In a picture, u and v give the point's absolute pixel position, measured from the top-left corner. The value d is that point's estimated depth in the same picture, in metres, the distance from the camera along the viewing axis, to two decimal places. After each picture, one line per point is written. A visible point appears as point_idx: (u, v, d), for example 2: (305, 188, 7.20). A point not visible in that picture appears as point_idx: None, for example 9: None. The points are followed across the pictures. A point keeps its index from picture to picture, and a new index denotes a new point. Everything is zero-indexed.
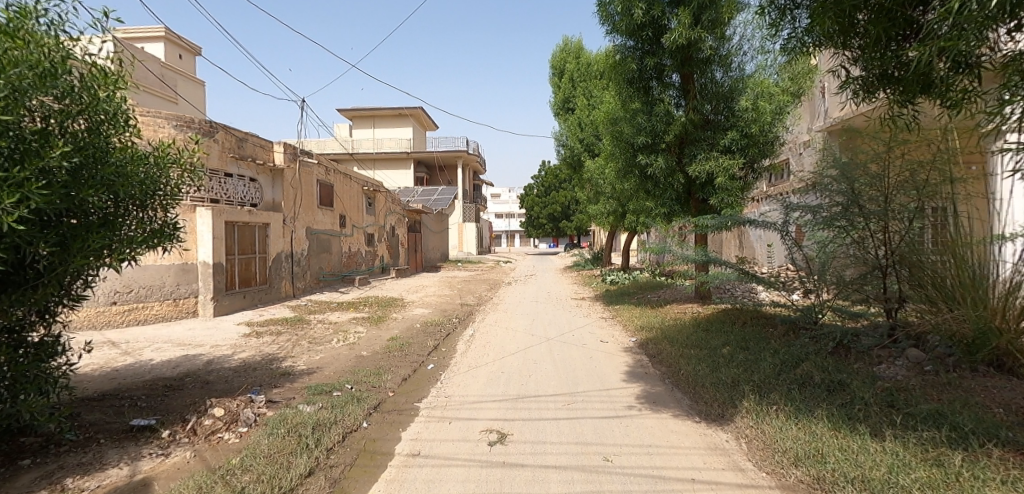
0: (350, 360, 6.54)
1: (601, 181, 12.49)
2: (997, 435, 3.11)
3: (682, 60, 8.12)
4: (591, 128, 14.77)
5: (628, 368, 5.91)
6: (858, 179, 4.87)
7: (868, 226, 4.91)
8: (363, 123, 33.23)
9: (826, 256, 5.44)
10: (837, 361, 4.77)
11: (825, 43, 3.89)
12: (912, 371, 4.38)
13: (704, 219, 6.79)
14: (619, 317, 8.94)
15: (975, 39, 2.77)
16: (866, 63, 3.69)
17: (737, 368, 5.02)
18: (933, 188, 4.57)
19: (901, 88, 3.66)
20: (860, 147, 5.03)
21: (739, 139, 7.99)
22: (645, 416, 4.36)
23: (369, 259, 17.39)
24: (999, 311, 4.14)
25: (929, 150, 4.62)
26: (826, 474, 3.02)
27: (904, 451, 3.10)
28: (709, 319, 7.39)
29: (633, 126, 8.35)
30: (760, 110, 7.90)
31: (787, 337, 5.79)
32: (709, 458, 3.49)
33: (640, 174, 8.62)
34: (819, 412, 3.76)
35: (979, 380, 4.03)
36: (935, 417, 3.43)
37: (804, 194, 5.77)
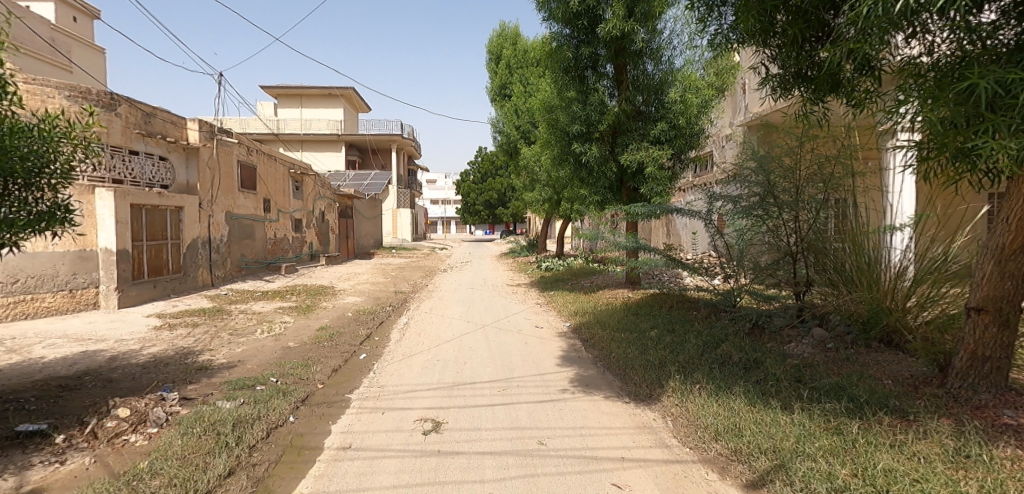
0: (275, 352, 6.20)
1: (537, 169, 12.56)
2: (886, 404, 3.46)
3: (616, 51, 8.27)
4: (527, 115, 14.76)
5: (562, 352, 6.03)
6: (773, 172, 5.19)
7: (781, 216, 5.24)
8: (290, 102, 31.42)
9: (743, 243, 5.71)
10: (753, 341, 5.15)
11: (747, 41, 4.08)
12: (816, 348, 4.78)
13: (633, 207, 6.99)
14: (554, 303, 9.10)
15: (879, 43, 2.97)
16: (784, 62, 3.93)
17: (664, 350, 5.25)
18: (837, 182, 5.00)
19: (813, 87, 3.92)
20: (777, 142, 5.37)
21: (668, 130, 8.25)
22: (578, 399, 4.47)
23: (296, 246, 16.52)
24: (890, 292, 4.59)
25: (835, 146, 5.00)
26: (742, 446, 3.24)
27: (809, 421, 3.38)
28: (638, 304, 7.69)
29: (568, 114, 8.48)
30: (687, 103, 8.16)
31: (708, 319, 6.17)
32: (638, 436, 3.64)
33: (575, 162, 8.77)
34: (736, 389, 4.02)
35: (872, 356, 4.46)
36: (836, 390, 3.77)
37: (726, 184, 6.04)
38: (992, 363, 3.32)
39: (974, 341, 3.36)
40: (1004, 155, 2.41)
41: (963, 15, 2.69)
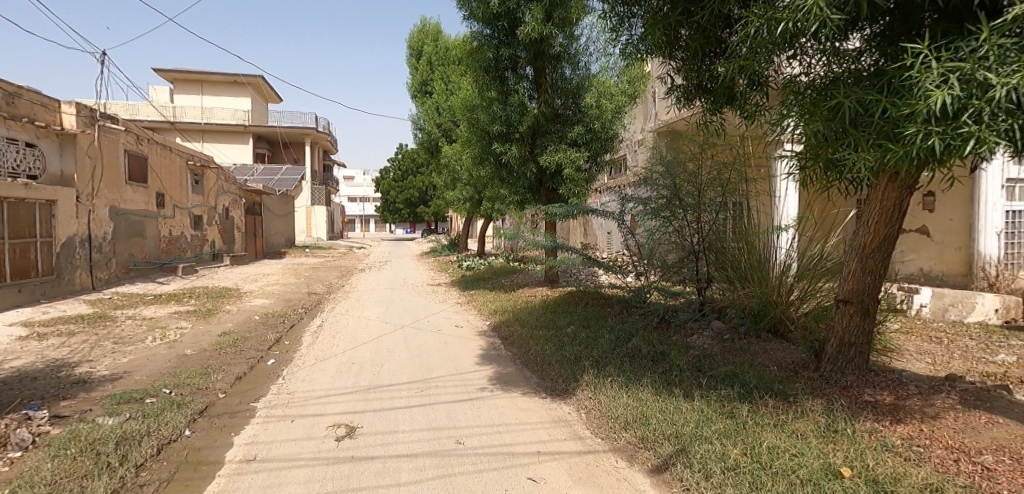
0: (169, 360, 5.66)
1: (459, 168, 12.51)
2: (771, 388, 3.83)
3: (535, 54, 8.43)
4: (448, 114, 14.65)
5: (482, 351, 6.06)
6: (678, 176, 5.57)
7: (686, 217, 5.62)
8: (188, 87, 28.81)
9: (652, 242, 6.04)
10: (660, 335, 5.48)
11: (655, 53, 4.34)
12: (715, 340, 5.19)
13: (552, 207, 7.17)
14: (474, 302, 9.10)
15: (766, 61, 3.27)
16: (687, 74, 4.22)
17: (579, 346, 5.45)
18: (733, 186, 5.47)
19: (712, 99, 4.25)
20: (681, 148, 5.75)
21: (584, 133, 8.55)
22: (496, 397, 4.51)
23: (195, 245, 15.18)
24: (777, 287, 5.08)
25: (731, 153, 5.45)
26: (648, 434, 3.44)
27: (707, 407, 3.66)
28: (556, 302, 7.91)
29: (488, 114, 8.54)
30: (602, 108, 8.50)
31: (620, 315, 6.48)
32: (553, 430, 3.75)
33: (495, 162, 8.85)
34: (644, 380, 4.26)
35: (762, 345, 4.91)
36: (730, 377, 4.12)
37: (637, 186, 6.38)
38: (856, 348, 3.79)
39: (842, 329, 3.81)
40: (864, 166, 2.75)
41: (832, 40, 3.03)
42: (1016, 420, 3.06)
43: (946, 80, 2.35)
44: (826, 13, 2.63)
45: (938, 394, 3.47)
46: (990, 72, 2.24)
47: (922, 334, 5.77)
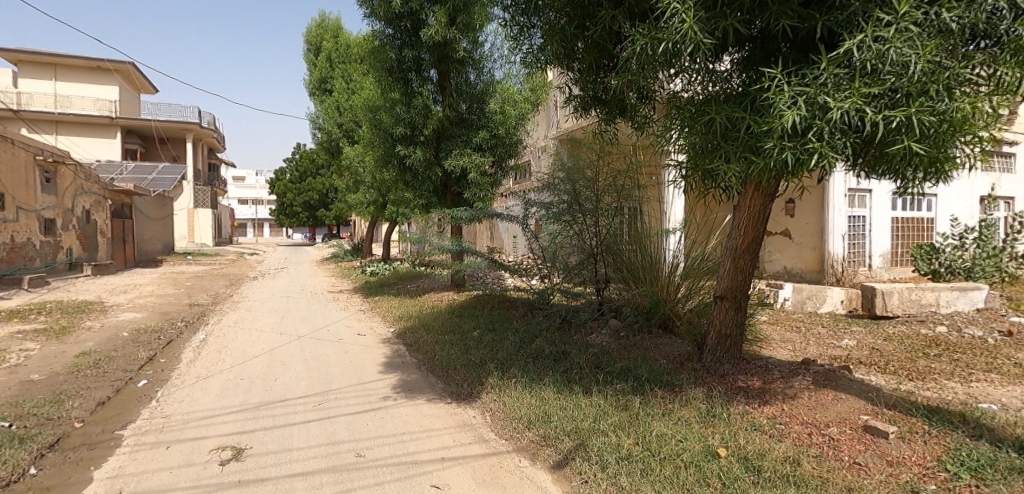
0: (9, 388, 4.84)
1: (361, 170, 12.07)
2: (660, 379, 4.13)
3: (438, 57, 8.40)
4: (349, 113, 14.09)
5: (385, 358, 5.89)
6: (578, 182, 5.84)
7: (585, 221, 5.89)
8: (38, 71, 24.94)
9: (555, 245, 6.23)
10: (562, 335, 5.69)
11: (553, 63, 4.51)
12: (612, 337, 5.50)
13: (457, 211, 7.17)
14: (378, 309, 8.82)
15: (651, 77, 3.53)
16: (583, 85, 4.44)
17: (484, 348, 5.49)
18: (627, 192, 5.83)
19: (606, 109, 4.50)
20: (580, 155, 6.03)
21: (489, 139, 8.65)
22: (399, 405, 4.40)
23: (46, 253, 13.13)
24: (666, 286, 5.48)
25: (625, 161, 5.81)
26: (549, 431, 3.55)
27: (603, 401, 3.87)
28: (462, 306, 7.91)
29: (391, 116, 8.35)
30: (506, 114, 8.66)
31: (525, 317, 6.64)
32: (457, 435, 3.74)
33: (399, 165, 8.67)
34: (546, 379, 4.39)
35: (653, 339, 5.28)
36: (625, 372, 4.38)
37: (540, 191, 6.58)
38: (731, 339, 4.20)
39: (719, 323, 4.20)
40: (733, 175, 3.07)
41: (706, 61, 3.35)
42: (854, 395, 3.56)
43: (795, 102, 2.69)
44: (699, 36, 2.90)
45: (796, 377, 3.95)
46: (829, 97, 2.60)
47: (785, 324, 6.55)
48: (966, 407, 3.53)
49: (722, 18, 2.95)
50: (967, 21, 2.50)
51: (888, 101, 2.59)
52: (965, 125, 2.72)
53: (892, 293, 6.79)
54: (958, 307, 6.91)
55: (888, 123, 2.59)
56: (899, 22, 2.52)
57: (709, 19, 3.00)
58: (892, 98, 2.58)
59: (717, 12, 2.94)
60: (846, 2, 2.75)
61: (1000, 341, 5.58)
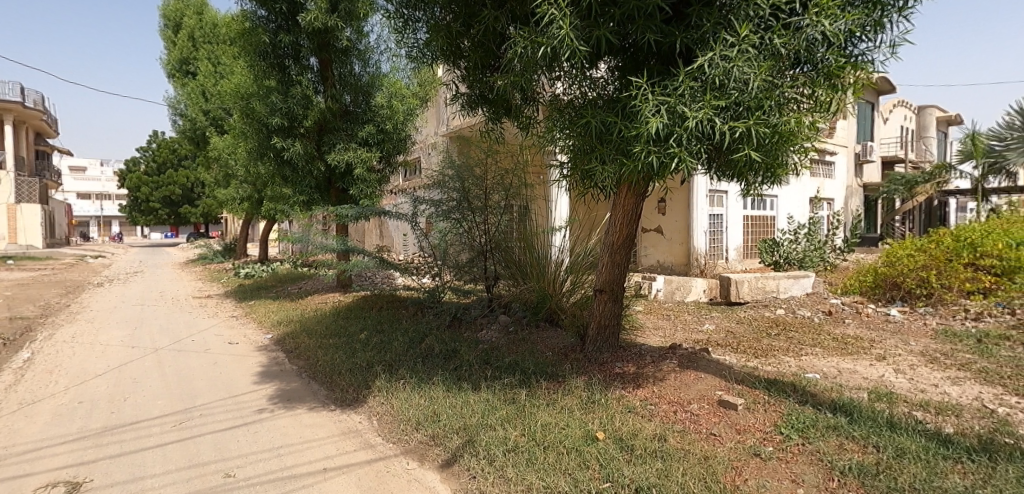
0: None
1: (232, 162, 11.02)
2: (545, 371, 4.30)
3: (319, 45, 7.95)
4: (217, 100, 12.75)
5: (261, 368, 5.44)
6: (467, 180, 5.87)
7: (474, 218, 5.93)
8: None
9: (445, 243, 6.20)
10: (452, 333, 5.68)
11: (439, 59, 4.47)
12: (501, 332, 5.61)
13: (342, 208, 6.83)
14: (253, 314, 8.10)
15: (533, 79, 3.64)
16: (470, 83, 4.45)
17: (372, 351, 5.30)
18: (515, 190, 5.96)
19: (492, 108, 4.57)
20: (470, 154, 6.07)
21: (375, 133, 8.33)
22: (276, 417, 4.09)
23: None
24: (552, 281, 5.71)
25: (512, 161, 5.94)
26: (438, 431, 3.52)
27: (492, 396, 3.93)
28: (348, 307, 7.56)
29: (266, 105, 7.71)
30: (393, 109, 8.36)
31: (414, 317, 6.53)
32: (341, 443, 3.56)
33: (276, 158, 8.08)
34: (435, 379, 4.36)
35: (539, 333, 5.48)
36: (512, 366, 4.50)
37: (428, 189, 6.50)
38: (609, 329, 4.49)
39: (599, 315, 4.47)
40: (607, 176, 3.27)
41: (584, 67, 3.53)
42: (711, 374, 4.00)
43: (659, 110, 2.94)
44: (575, 43, 3.05)
45: (664, 361, 4.33)
46: (686, 107, 2.87)
47: (657, 313, 7.17)
48: (796, 377, 4.13)
49: (595, 28, 3.13)
50: (792, 47, 2.91)
51: (734, 113, 2.93)
52: (793, 137, 3.16)
53: (743, 282, 7.75)
54: (792, 292, 8.06)
55: (734, 132, 2.94)
56: (740, 44, 2.87)
57: (584, 27, 3.16)
58: (737, 111, 2.92)
59: (591, 22, 3.11)
60: (700, 22, 3.07)
61: (823, 319, 6.63)
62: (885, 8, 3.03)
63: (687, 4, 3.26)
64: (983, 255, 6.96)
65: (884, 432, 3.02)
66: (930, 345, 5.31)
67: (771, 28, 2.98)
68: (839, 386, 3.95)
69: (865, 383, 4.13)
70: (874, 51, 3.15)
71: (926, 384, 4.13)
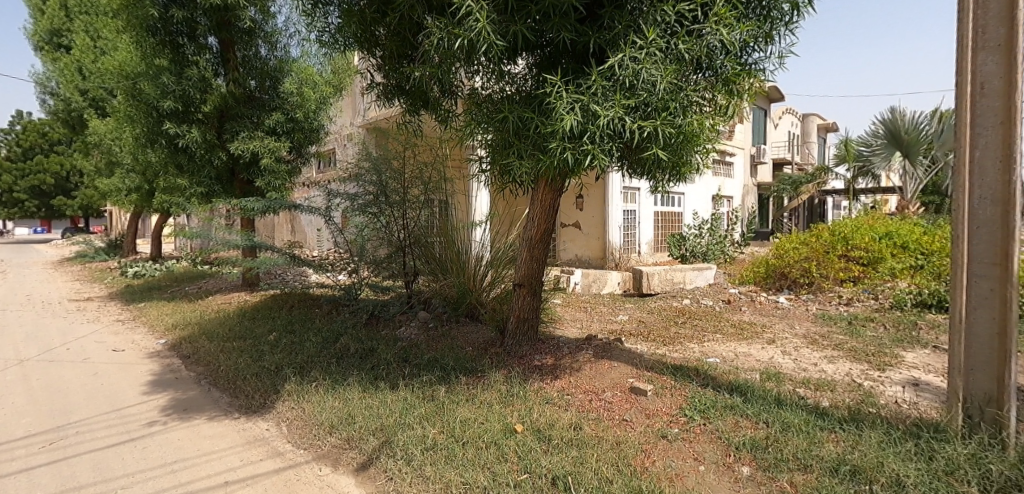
0: None
1: (117, 150, 9.89)
2: (465, 367, 4.28)
3: (217, 24, 7.30)
4: (96, 78, 11.31)
5: (153, 376, 4.93)
6: (384, 173, 5.68)
7: (392, 213, 5.75)
8: None
9: (362, 239, 5.97)
10: (369, 331, 5.50)
11: (353, 46, 4.28)
12: (421, 329, 5.51)
13: (247, 201, 6.35)
14: (143, 318, 7.34)
15: (450, 71, 3.57)
16: (386, 73, 4.30)
17: (282, 353, 4.99)
18: (435, 185, 5.86)
19: (409, 100, 4.44)
20: (387, 146, 5.88)
21: (284, 122, 7.80)
22: (171, 429, 3.73)
23: None
24: (473, 277, 5.68)
25: (431, 154, 5.88)
26: (353, 433, 3.39)
27: (410, 395, 3.85)
28: (255, 307, 7.07)
29: (156, 87, 6.99)
30: (304, 96, 7.84)
31: (329, 315, 6.24)
32: (246, 453, 3.33)
33: (169, 145, 7.42)
34: (350, 379, 4.20)
35: (460, 328, 5.44)
36: (432, 363, 4.43)
37: (344, 182, 6.22)
38: (528, 322, 4.56)
39: (519, 309, 4.52)
40: (524, 172, 3.29)
41: (501, 62, 3.53)
42: (623, 363, 4.19)
43: (573, 108, 3.01)
44: (492, 37, 3.03)
45: (580, 351, 4.47)
46: (599, 106, 2.96)
47: (575, 306, 7.41)
48: (699, 362, 4.45)
49: (512, 23, 3.13)
50: (695, 53, 3.10)
51: (643, 113, 3.06)
52: (695, 138, 3.37)
53: (653, 274, 8.22)
54: (697, 283, 8.66)
55: (643, 132, 3.07)
56: (648, 47, 3.01)
57: (501, 22, 3.17)
58: (645, 111, 3.06)
59: (507, 17, 3.12)
60: (612, 24, 3.18)
61: (723, 308, 7.19)
62: (774, 22, 3.31)
63: (600, 6, 3.36)
64: (853, 247, 7.85)
65: (773, 408, 3.32)
66: (811, 328, 5.94)
67: (676, 34, 3.15)
68: (735, 369, 4.30)
69: (757, 365, 4.53)
70: (765, 61, 3.43)
71: (808, 363, 4.60)
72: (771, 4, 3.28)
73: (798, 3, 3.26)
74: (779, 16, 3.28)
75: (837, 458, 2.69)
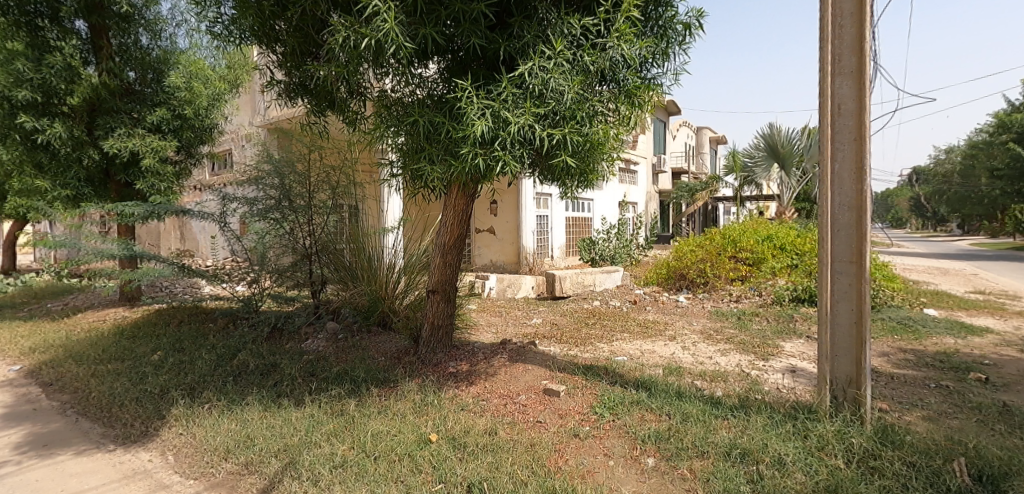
0: None
1: None
2: (377, 378, 4.13)
3: (87, 7, 6.54)
4: None
5: (3, 409, 4.23)
6: (287, 176, 5.35)
7: (296, 219, 5.43)
8: None
9: (263, 246, 5.58)
10: (271, 345, 5.14)
11: (250, 40, 3.99)
12: (329, 341, 5.24)
13: (125, 206, 5.69)
14: None
15: (357, 72, 3.44)
16: (287, 70, 4.05)
17: (168, 374, 4.51)
18: (343, 189, 5.60)
19: (313, 99, 4.21)
20: (290, 148, 5.55)
21: (170, 119, 7.09)
22: (26, 469, 3.22)
23: None
24: (385, 284, 5.50)
25: (339, 157, 5.61)
26: (253, 456, 3.13)
27: (317, 411, 3.64)
28: (136, 324, 6.33)
29: (7, 74, 6.04)
30: (194, 92, 7.15)
31: (225, 330, 5.74)
32: (124, 489, 2.95)
33: (26, 141, 6.49)
34: (249, 398, 3.88)
35: (371, 338, 5.24)
36: (341, 376, 4.23)
37: (241, 186, 5.78)
38: (443, 329, 4.49)
39: (433, 316, 4.44)
40: (436, 176, 3.25)
41: (411, 65, 3.47)
42: (537, 365, 4.26)
43: (484, 113, 3.02)
44: (400, 39, 2.97)
45: (495, 356, 4.49)
46: (509, 112, 3.01)
47: (490, 311, 7.45)
48: (608, 361, 4.65)
49: (422, 26, 3.09)
50: (599, 65, 3.24)
51: (552, 121, 3.15)
52: (601, 146, 3.51)
53: (565, 278, 8.47)
54: (606, 285, 9.06)
55: (552, 139, 3.15)
56: (555, 57, 3.11)
57: (410, 24, 3.11)
58: (554, 120, 3.15)
59: (417, 19, 3.08)
60: (521, 33, 3.25)
61: (629, 308, 7.59)
62: (670, 40, 3.56)
63: (510, 15, 3.42)
64: (741, 249, 8.65)
65: (673, 401, 3.55)
66: (707, 324, 6.45)
67: (582, 46, 3.28)
68: (640, 365, 4.54)
69: (660, 360, 4.83)
70: (662, 76, 3.68)
71: (704, 357, 4.98)
72: (666, 24, 3.54)
73: (690, 24, 3.54)
74: (674, 35, 3.54)
75: (729, 443, 2.92)
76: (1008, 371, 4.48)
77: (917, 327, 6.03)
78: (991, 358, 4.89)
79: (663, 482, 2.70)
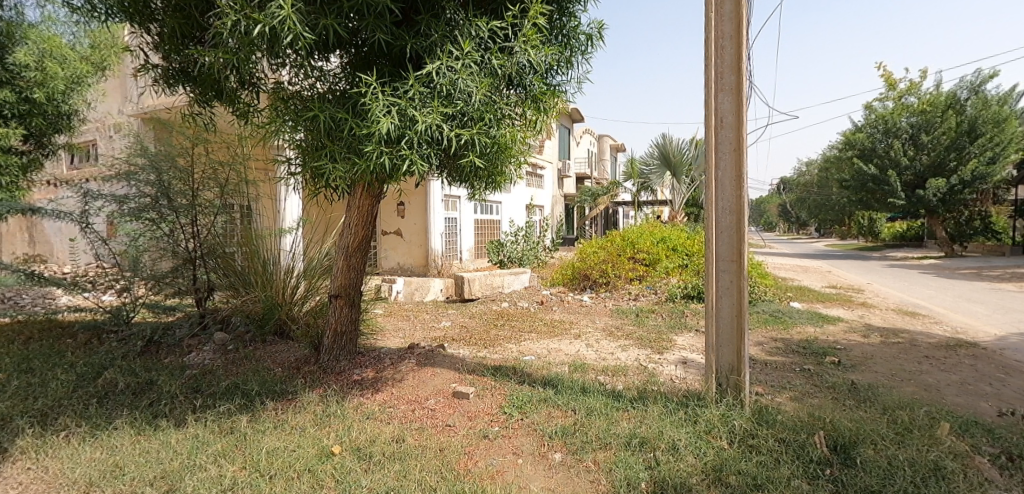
0: None
1: None
2: (273, 391, 3.84)
3: None
4: None
5: None
6: (166, 172, 4.79)
7: (176, 220, 4.88)
8: None
9: (136, 250, 4.95)
10: (146, 361, 4.59)
11: (118, 17, 3.53)
12: (218, 353, 4.81)
13: None
14: None
15: (249, 61, 3.17)
16: (166, 54, 3.64)
17: (11, 399, 3.84)
18: (233, 187, 5.13)
19: (197, 88, 3.83)
20: (169, 140, 4.98)
21: (15, 102, 6.07)
22: None
23: None
24: (282, 290, 5.18)
25: (229, 152, 5.11)
26: (124, 486, 2.76)
27: (203, 430, 3.31)
28: None
29: None
30: (47, 73, 6.22)
31: (88, 346, 5.02)
32: None
33: None
34: (118, 422, 3.43)
35: (267, 348, 4.87)
36: (231, 391, 3.88)
37: (108, 181, 5.08)
38: (347, 335, 4.29)
39: (336, 322, 4.22)
40: (338, 176, 3.09)
41: (311, 56, 3.28)
42: (447, 368, 4.22)
43: (389, 111, 2.93)
44: (298, 28, 2.79)
45: (403, 361, 4.37)
46: (416, 111, 2.94)
47: (398, 315, 7.26)
48: (516, 361, 4.73)
49: (322, 16, 2.93)
50: (506, 69, 3.29)
51: (459, 122, 3.13)
52: (508, 148, 3.57)
53: (474, 280, 8.50)
54: (514, 287, 9.22)
55: (460, 139, 3.15)
56: (463, 58, 3.10)
57: (310, 13, 2.93)
58: (462, 120, 3.14)
59: (316, 9, 2.91)
60: (428, 31, 3.19)
61: (537, 308, 7.80)
62: (573, 49, 3.71)
63: (416, 12, 3.36)
64: (639, 250, 9.25)
65: (579, 397, 3.68)
66: (609, 322, 6.80)
67: (490, 49, 3.31)
68: (548, 364, 4.68)
69: (566, 358, 5.00)
70: (567, 83, 3.81)
71: (606, 353, 5.25)
72: (570, 34, 3.68)
73: (591, 35, 3.72)
74: (577, 45, 3.70)
75: (629, 433, 3.10)
76: (855, 354, 5.22)
77: (785, 318, 6.83)
78: (842, 343, 5.66)
79: (570, 475, 2.79)
